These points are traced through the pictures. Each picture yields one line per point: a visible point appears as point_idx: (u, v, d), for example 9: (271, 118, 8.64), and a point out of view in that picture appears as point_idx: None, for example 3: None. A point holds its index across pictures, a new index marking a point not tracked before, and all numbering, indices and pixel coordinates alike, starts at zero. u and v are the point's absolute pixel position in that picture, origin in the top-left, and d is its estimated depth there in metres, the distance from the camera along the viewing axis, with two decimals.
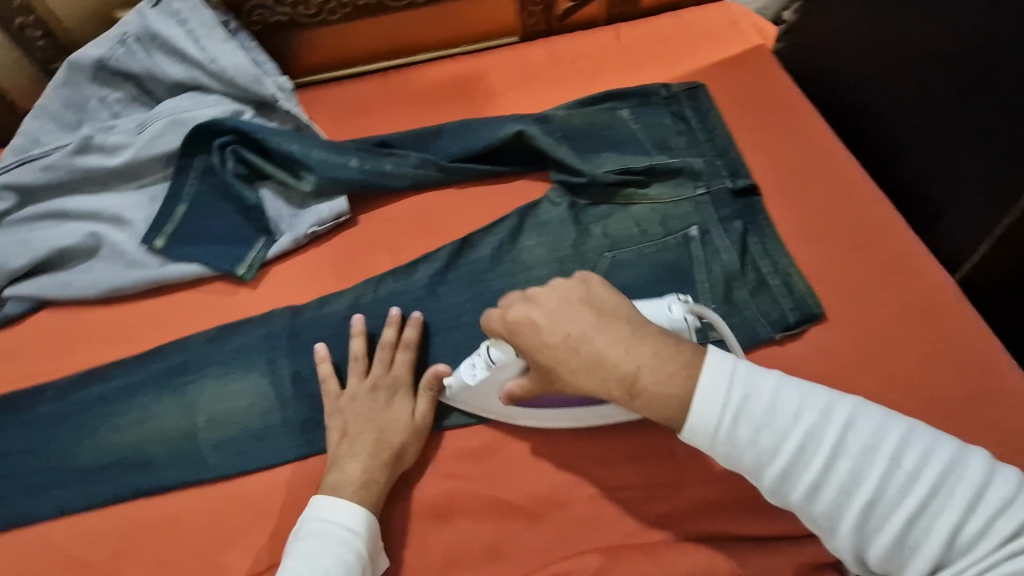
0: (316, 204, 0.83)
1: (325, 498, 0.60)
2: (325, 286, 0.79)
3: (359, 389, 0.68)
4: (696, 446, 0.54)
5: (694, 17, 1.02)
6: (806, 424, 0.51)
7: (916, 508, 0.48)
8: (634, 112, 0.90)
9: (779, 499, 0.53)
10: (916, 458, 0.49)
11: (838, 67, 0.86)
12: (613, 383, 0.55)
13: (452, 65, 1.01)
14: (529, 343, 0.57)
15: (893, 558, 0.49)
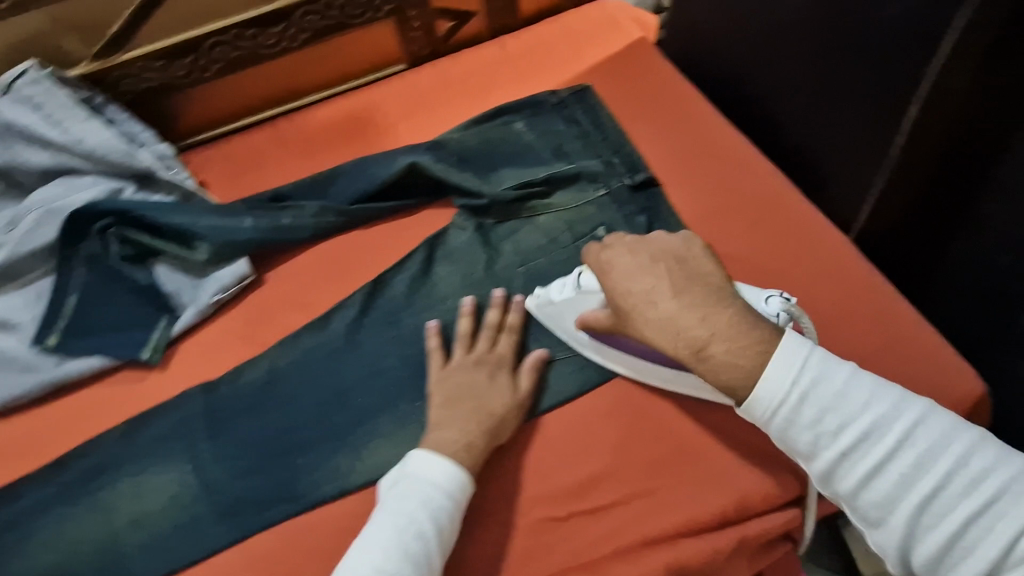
0: (215, 271, 0.79)
1: (422, 455, 0.61)
2: (238, 356, 0.76)
3: (464, 360, 0.70)
4: (753, 418, 0.55)
5: (573, 18, 1.05)
6: (873, 414, 0.51)
7: (973, 510, 0.48)
8: (528, 124, 0.90)
9: (829, 485, 0.54)
10: (980, 468, 0.48)
11: (713, 49, 0.89)
12: (681, 341, 0.56)
13: (341, 103, 0.98)
14: (615, 286, 0.61)
15: (939, 557, 0.49)
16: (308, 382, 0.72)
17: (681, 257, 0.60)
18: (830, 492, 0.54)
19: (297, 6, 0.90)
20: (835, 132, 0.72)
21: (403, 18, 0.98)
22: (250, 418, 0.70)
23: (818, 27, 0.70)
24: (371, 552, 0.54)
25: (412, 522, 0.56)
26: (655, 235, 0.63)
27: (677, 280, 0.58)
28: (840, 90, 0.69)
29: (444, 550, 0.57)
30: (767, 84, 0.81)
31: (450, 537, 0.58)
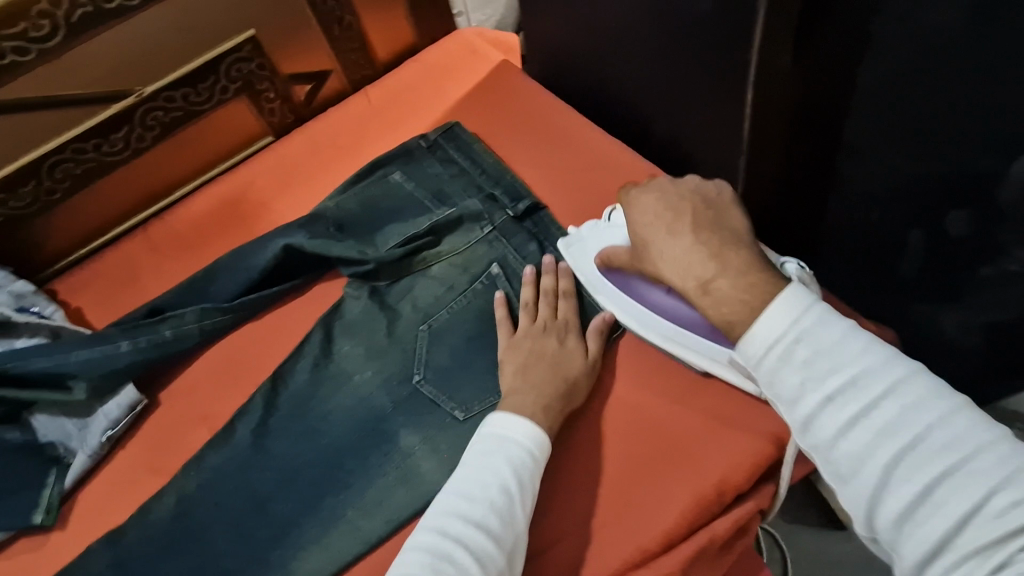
0: (100, 405, 0.74)
1: (502, 415, 0.62)
2: (145, 491, 0.71)
3: (526, 330, 0.71)
4: (744, 356, 0.50)
5: (432, 55, 1.04)
6: (867, 361, 0.45)
7: (950, 470, 0.41)
8: (405, 173, 0.87)
9: (805, 436, 0.47)
10: (970, 431, 0.42)
11: (568, 61, 0.89)
12: (688, 275, 0.57)
13: (212, 191, 0.94)
14: (639, 221, 0.64)
15: (906, 522, 0.42)
16: (222, 501, 0.68)
17: (709, 202, 0.61)
18: (804, 446, 0.48)
19: (137, 106, 0.84)
20: (694, 123, 0.73)
21: (256, 92, 0.94)
22: (169, 558, 0.66)
23: (649, 26, 0.70)
24: (455, 506, 0.56)
25: (496, 478, 0.57)
26: (690, 178, 0.64)
27: (700, 219, 0.59)
28: (686, 80, 0.69)
29: (527, 506, 0.58)
30: (626, 85, 0.81)
31: (533, 494, 0.59)
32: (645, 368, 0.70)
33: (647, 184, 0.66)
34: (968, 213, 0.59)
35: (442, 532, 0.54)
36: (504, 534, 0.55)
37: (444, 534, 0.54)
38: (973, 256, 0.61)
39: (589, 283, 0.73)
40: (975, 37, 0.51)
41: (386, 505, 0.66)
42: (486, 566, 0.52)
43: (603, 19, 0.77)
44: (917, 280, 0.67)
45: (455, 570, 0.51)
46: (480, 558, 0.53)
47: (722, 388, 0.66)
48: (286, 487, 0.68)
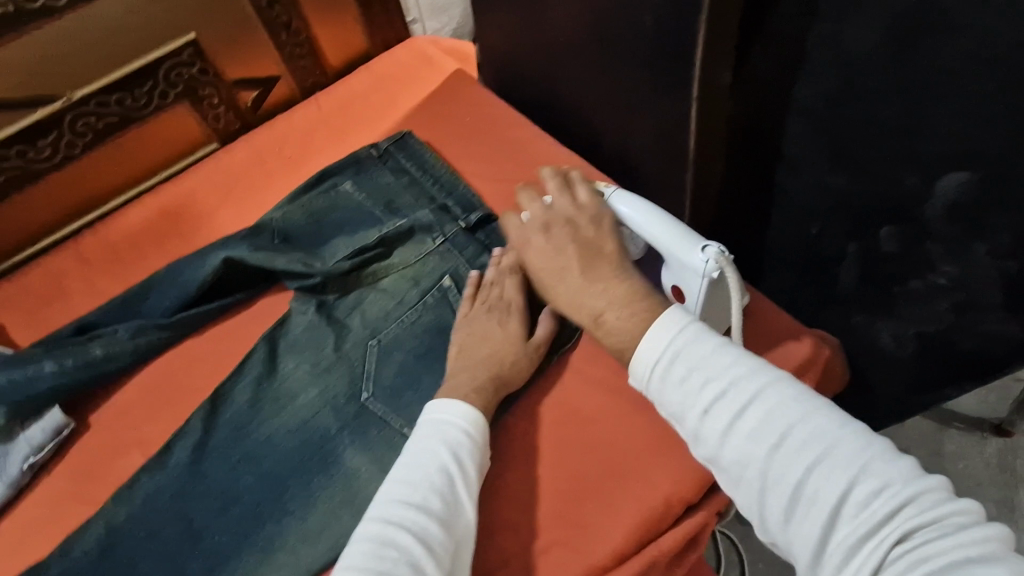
0: (24, 429, 0.69)
1: (441, 399, 0.63)
2: (69, 523, 0.66)
3: (474, 311, 0.71)
4: (634, 375, 0.51)
5: (384, 63, 1.02)
6: (735, 372, 0.46)
7: (814, 465, 0.42)
8: (354, 183, 0.85)
9: (697, 448, 0.48)
10: (828, 427, 0.43)
11: (519, 72, 0.90)
12: (584, 310, 0.59)
13: (150, 201, 0.90)
14: (530, 259, 0.65)
15: (789, 521, 0.42)
16: (153, 534, 0.64)
17: (589, 234, 0.63)
18: (700, 457, 0.48)
19: (66, 111, 0.80)
20: (641, 138, 0.73)
21: (197, 98, 0.90)
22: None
23: (594, 42, 0.70)
24: (396, 492, 0.55)
25: (435, 460, 0.57)
26: (567, 207, 0.65)
27: (583, 255, 0.61)
28: (632, 96, 0.70)
29: (471, 487, 0.58)
30: (575, 97, 0.81)
31: (477, 475, 0.59)
32: (596, 381, 0.69)
33: (525, 222, 0.68)
34: (895, 229, 0.62)
35: (384, 519, 0.53)
36: (450, 518, 0.55)
37: (387, 520, 0.53)
38: (902, 271, 0.64)
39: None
40: (893, 63, 0.54)
41: (330, 530, 0.63)
42: (430, 548, 0.52)
43: (550, 32, 0.77)
44: (854, 290, 0.69)
45: (399, 553, 0.50)
46: (424, 537, 0.52)
47: None
48: (223, 513, 0.65)
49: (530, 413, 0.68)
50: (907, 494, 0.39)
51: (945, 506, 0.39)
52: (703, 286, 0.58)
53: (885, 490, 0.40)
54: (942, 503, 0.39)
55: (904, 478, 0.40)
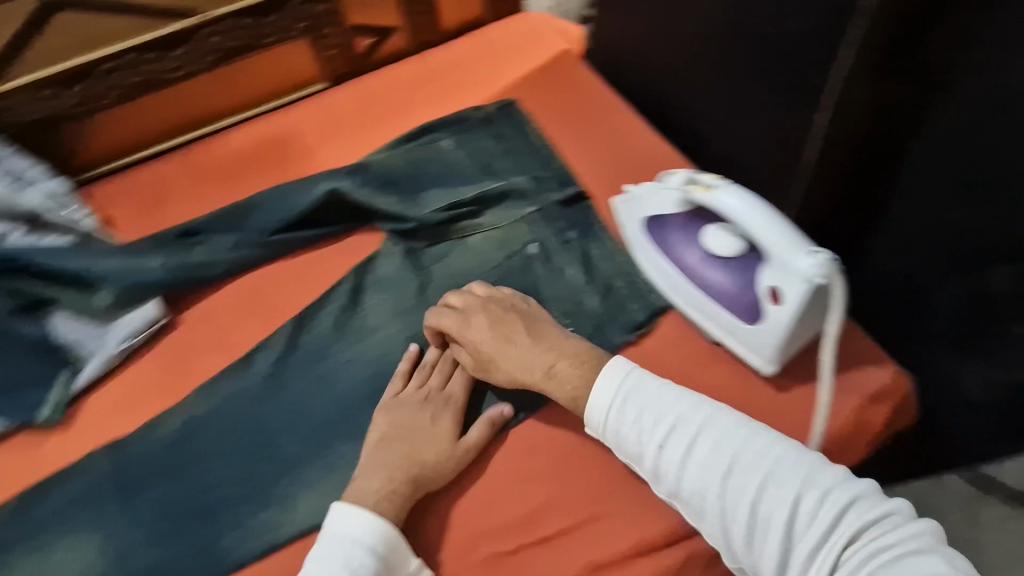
0: (122, 315, 0.74)
1: (347, 510, 0.57)
2: (152, 408, 0.70)
3: (408, 394, 0.66)
4: (594, 424, 0.59)
5: (497, 32, 1.03)
6: (680, 410, 0.55)
7: (761, 485, 0.48)
8: (455, 141, 0.87)
9: (660, 485, 0.55)
10: (766, 449, 0.50)
11: (633, 59, 0.91)
12: (535, 367, 0.63)
13: (258, 127, 0.94)
14: (474, 339, 0.65)
15: (751, 545, 0.48)
16: (228, 432, 0.68)
17: (526, 309, 0.67)
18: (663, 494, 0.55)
19: (201, 27, 0.85)
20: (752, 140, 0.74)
21: (319, 36, 0.93)
22: (167, 481, 0.65)
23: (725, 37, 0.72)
24: None
25: None
26: (503, 291, 0.69)
27: (525, 322, 0.66)
28: (756, 98, 0.71)
29: None
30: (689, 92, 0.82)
31: None
32: (670, 370, 0.69)
33: (459, 312, 0.68)
34: (1014, 269, 0.61)
35: None
36: None
37: None
38: (1010, 312, 0.63)
39: (629, 239, 0.76)
40: None
41: None
42: None
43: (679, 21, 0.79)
44: (952, 324, 0.69)
45: None
46: None
47: (746, 400, 0.66)
48: (294, 426, 0.68)
49: None
50: (846, 500, 0.46)
51: (878, 507, 0.46)
52: (804, 292, 0.58)
53: (826, 498, 0.46)
54: (875, 506, 0.46)
55: (840, 486, 0.47)
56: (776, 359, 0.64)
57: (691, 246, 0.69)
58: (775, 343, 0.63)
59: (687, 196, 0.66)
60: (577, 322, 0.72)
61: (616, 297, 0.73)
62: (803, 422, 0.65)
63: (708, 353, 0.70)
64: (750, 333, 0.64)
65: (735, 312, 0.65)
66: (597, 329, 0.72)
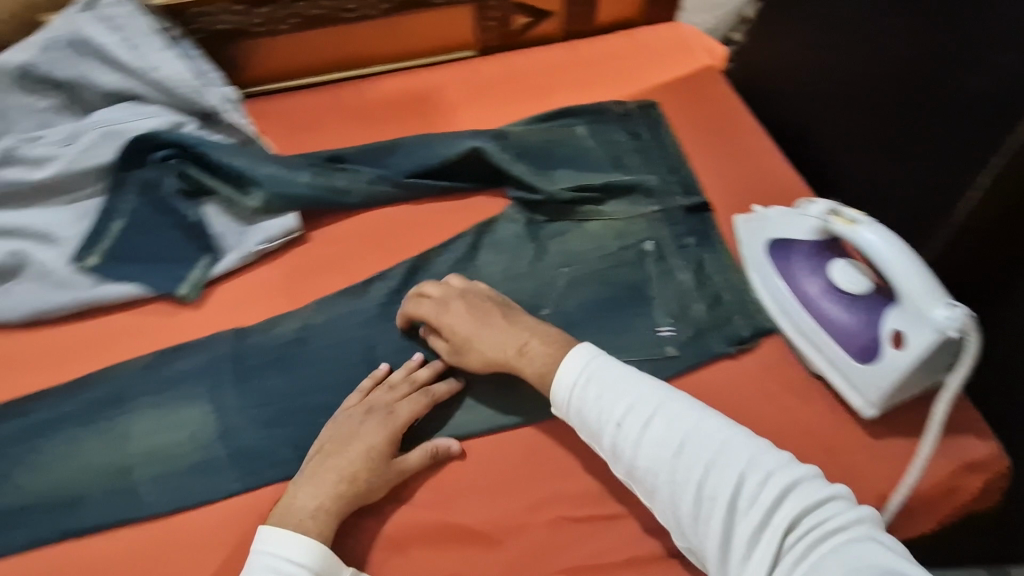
0: (263, 220, 0.80)
1: (278, 530, 0.57)
2: (273, 308, 0.76)
3: (356, 407, 0.66)
4: (556, 400, 0.61)
5: (645, 37, 1.06)
6: (640, 390, 0.58)
7: (708, 467, 0.52)
8: (590, 129, 0.90)
9: (616, 463, 0.57)
10: (717, 433, 0.54)
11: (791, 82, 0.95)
12: (507, 346, 0.66)
13: (406, 79, 0.99)
14: (450, 320, 0.68)
15: (697, 522, 0.52)
16: (337, 345, 0.73)
17: (504, 301, 0.70)
18: (620, 472, 0.58)
19: None
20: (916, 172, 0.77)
21: (483, 7, 0.99)
22: (277, 375, 0.71)
23: (913, 73, 0.76)
24: None
25: None
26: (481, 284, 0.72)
27: (501, 308, 0.69)
28: (925, 137, 0.76)
29: None
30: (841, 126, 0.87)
31: None
32: (764, 391, 0.70)
33: (436, 299, 0.70)
34: None
35: None
36: None
37: None
38: None
39: (746, 257, 0.77)
40: None
41: (483, 408, 0.70)
42: None
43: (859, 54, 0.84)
44: None
45: None
46: None
47: (836, 436, 0.67)
48: (396, 355, 0.73)
49: (694, 392, 0.70)
50: (786, 483, 0.50)
51: (812, 490, 0.50)
52: (932, 341, 0.60)
53: (768, 479, 0.51)
54: (810, 489, 0.51)
55: (782, 471, 0.51)
56: (880, 403, 0.65)
57: (814, 275, 0.70)
58: (884, 386, 0.64)
59: (826, 227, 0.68)
60: (681, 323, 0.74)
61: (723, 309, 0.75)
62: (890, 468, 0.65)
63: (805, 383, 0.71)
64: (859, 371, 0.66)
65: (849, 348, 0.66)
66: (698, 334, 0.73)
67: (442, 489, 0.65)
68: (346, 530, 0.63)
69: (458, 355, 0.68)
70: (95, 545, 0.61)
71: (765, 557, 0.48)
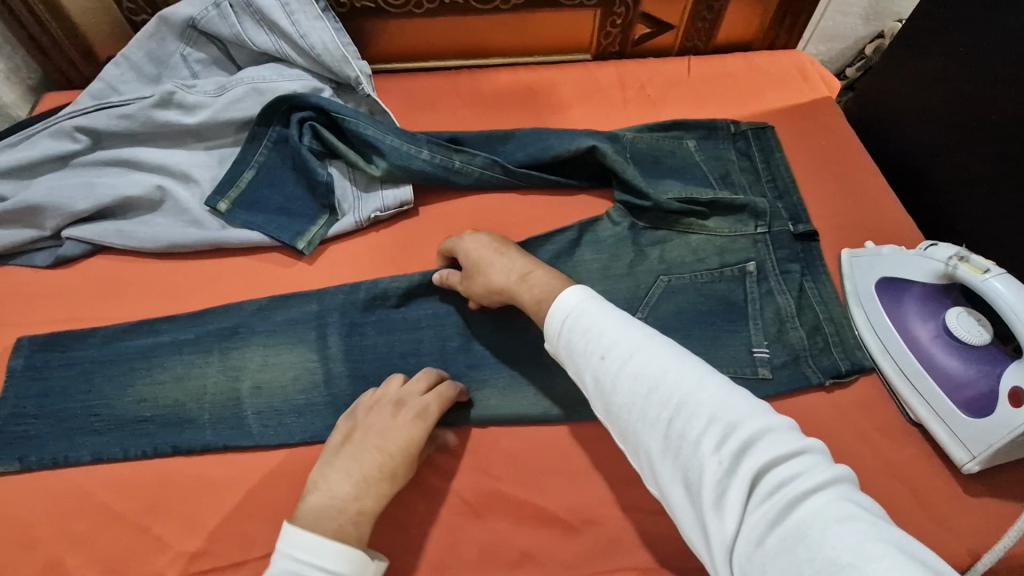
0: (380, 189, 0.84)
1: (305, 533, 0.55)
2: (380, 272, 0.80)
3: (383, 398, 0.65)
4: (547, 330, 0.61)
5: (764, 61, 1.06)
6: (625, 330, 0.57)
7: (682, 410, 0.51)
8: (700, 144, 0.90)
9: (594, 400, 0.57)
10: (697, 378, 0.53)
11: (920, 122, 0.95)
12: (512, 271, 0.68)
13: (523, 73, 1.02)
14: (469, 247, 0.72)
15: (665, 461, 0.51)
16: (437, 315, 0.76)
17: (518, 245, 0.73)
18: (597, 410, 0.57)
19: None
20: None
21: (609, 12, 1.01)
22: (378, 335, 0.75)
23: None
24: None
25: None
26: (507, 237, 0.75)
27: (511, 246, 0.72)
28: None
29: None
30: (970, 170, 0.88)
31: None
32: (857, 428, 0.69)
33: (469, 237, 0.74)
34: None
35: None
36: None
37: None
38: None
39: (851, 292, 0.77)
40: None
41: (571, 397, 0.71)
42: None
43: (997, 103, 0.83)
44: None
45: None
46: None
47: (927, 485, 0.66)
48: (490, 335, 0.75)
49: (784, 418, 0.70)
50: (760, 434, 0.49)
51: (788, 443, 0.48)
52: None
53: (742, 429, 0.49)
54: (787, 442, 0.48)
55: (759, 422, 0.49)
56: (985, 459, 0.64)
57: (925, 321, 0.71)
58: (994, 443, 0.63)
59: (949, 271, 0.68)
60: (777, 348, 0.73)
61: (822, 339, 0.74)
62: (979, 525, 0.64)
63: (899, 427, 0.70)
64: (964, 423, 0.65)
65: (954, 399, 0.67)
66: (793, 360, 0.72)
67: (524, 469, 0.67)
68: (430, 490, 0.65)
69: (467, 279, 0.72)
70: (202, 463, 0.66)
71: (729, 503, 0.47)
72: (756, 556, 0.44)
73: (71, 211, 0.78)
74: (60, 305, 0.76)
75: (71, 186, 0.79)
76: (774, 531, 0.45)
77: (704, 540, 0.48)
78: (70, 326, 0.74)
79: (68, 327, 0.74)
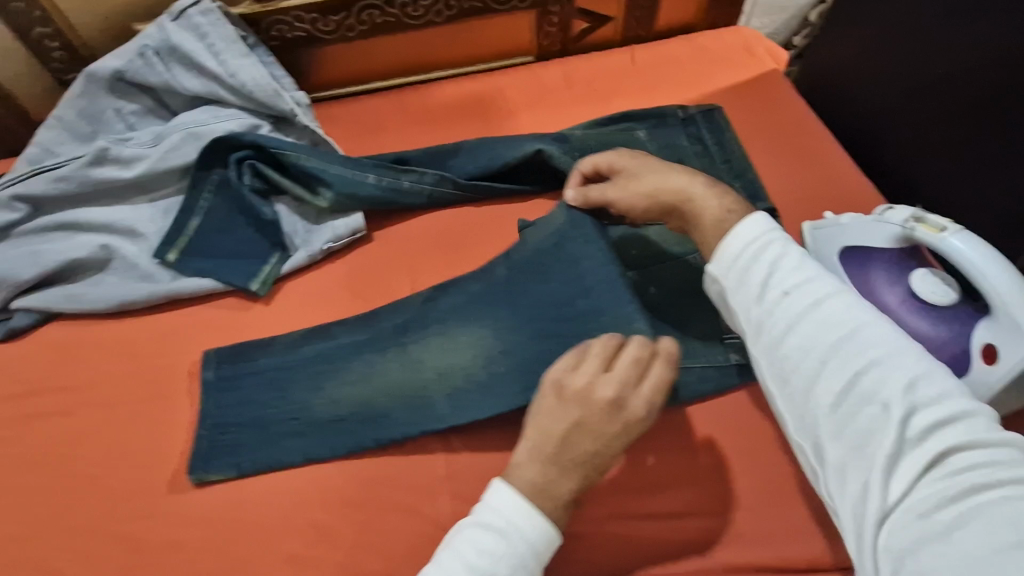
0: (331, 220, 0.83)
1: (510, 493, 0.53)
2: (338, 304, 0.78)
3: (595, 389, 0.54)
4: (722, 252, 0.59)
5: (707, 40, 1.05)
6: (813, 277, 0.54)
7: (869, 364, 0.49)
8: (650, 133, 0.89)
9: (756, 341, 0.55)
10: (893, 338, 0.50)
11: (868, 86, 0.95)
12: (692, 179, 0.65)
13: (466, 84, 1.01)
14: (628, 157, 0.69)
15: (833, 415, 0.49)
16: (591, 242, 0.69)
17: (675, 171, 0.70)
18: (756, 351, 0.55)
19: None
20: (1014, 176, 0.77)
21: (544, 13, 1.00)
22: (493, 297, 0.71)
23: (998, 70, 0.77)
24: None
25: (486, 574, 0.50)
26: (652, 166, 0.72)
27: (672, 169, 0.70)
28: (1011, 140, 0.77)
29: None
30: (918, 125, 0.88)
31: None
32: None
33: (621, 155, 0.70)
34: None
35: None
36: None
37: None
38: None
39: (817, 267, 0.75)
40: None
41: None
42: None
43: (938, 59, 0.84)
44: None
45: None
46: None
47: None
48: None
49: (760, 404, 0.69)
50: (958, 412, 0.45)
51: (987, 425, 0.45)
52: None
53: (939, 402, 0.46)
54: (983, 425, 0.45)
55: (958, 397, 0.46)
56: None
57: (892, 286, 0.70)
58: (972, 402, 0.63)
59: (907, 234, 0.67)
60: None
61: None
62: None
63: None
64: None
65: None
66: None
67: None
68: (407, 526, 0.63)
69: (628, 189, 0.67)
70: (175, 522, 0.65)
71: (902, 469, 0.45)
72: (921, 525, 0.42)
73: (17, 282, 0.76)
74: (14, 377, 0.74)
75: (16, 256, 0.78)
76: (951, 507, 0.42)
77: (859, 499, 0.46)
78: (25, 400, 0.73)
79: (22, 401, 0.73)
